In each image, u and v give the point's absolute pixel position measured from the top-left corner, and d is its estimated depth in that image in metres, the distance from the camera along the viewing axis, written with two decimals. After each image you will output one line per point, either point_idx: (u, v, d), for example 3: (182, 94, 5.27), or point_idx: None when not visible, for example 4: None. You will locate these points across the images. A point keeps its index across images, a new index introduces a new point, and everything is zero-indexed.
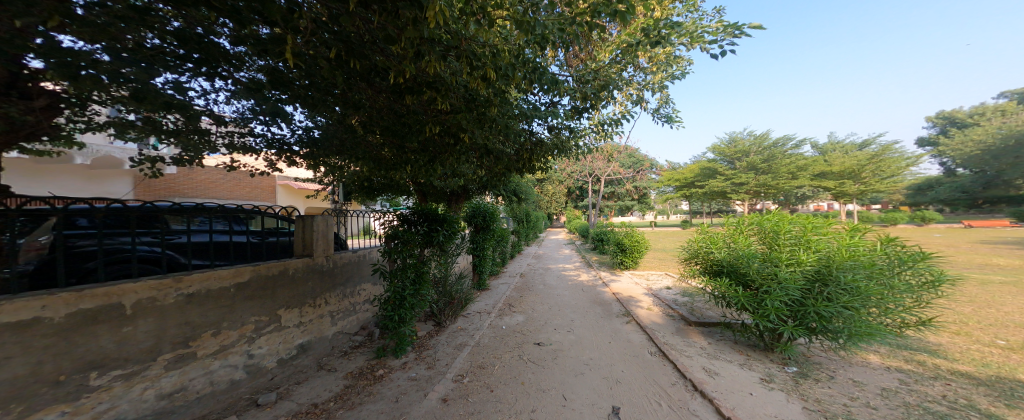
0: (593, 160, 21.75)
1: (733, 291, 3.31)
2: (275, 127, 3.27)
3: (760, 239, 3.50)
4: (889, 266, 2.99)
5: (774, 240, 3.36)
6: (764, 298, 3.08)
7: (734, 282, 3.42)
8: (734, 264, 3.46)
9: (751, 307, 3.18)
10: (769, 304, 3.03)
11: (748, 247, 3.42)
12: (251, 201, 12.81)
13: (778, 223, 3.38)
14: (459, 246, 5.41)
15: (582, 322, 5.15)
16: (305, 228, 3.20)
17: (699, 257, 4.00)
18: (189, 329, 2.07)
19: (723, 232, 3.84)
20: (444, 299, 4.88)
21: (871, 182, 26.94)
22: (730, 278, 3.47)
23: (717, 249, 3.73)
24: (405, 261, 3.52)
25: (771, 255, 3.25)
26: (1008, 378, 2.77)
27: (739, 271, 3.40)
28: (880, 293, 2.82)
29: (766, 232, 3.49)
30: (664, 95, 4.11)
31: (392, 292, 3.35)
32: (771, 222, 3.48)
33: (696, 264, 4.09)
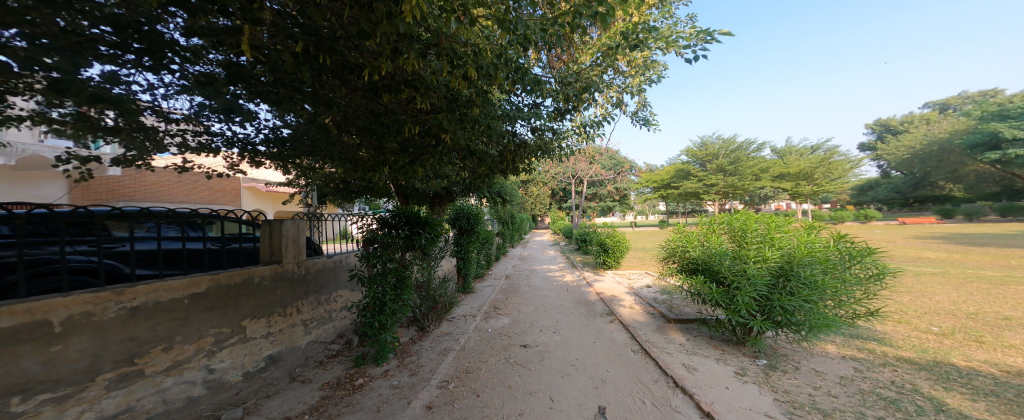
0: (575, 162, 22.16)
1: (707, 288, 3.44)
2: (235, 125, 3.01)
3: (730, 238, 3.63)
4: (845, 262, 3.17)
5: (742, 238, 3.49)
6: (735, 294, 3.21)
7: (708, 279, 3.53)
8: (707, 262, 3.59)
9: (724, 303, 3.31)
10: (740, 301, 3.17)
11: (720, 246, 3.56)
12: (212, 204, 11.88)
13: (746, 222, 3.51)
14: (442, 249, 5.28)
15: (567, 322, 5.19)
16: (273, 233, 2.96)
17: (676, 256, 4.13)
18: (135, 345, 1.84)
19: (697, 231, 3.96)
20: (427, 303, 4.75)
21: (823, 183, 29.38)
22: (704, 276, 3.60)
23: (692, 247, 3.86)
24: (385, 266, 3.36)
25: (741, 252, 3.39)
26: (944, 362, 3.08)
27: (712, 269, 3.53)
28: (836, 287, 3.01)
29: (735, 230, 3.63)
30: (641, 99, 4.19)
31: (371, 298, 3.18)
32: (739, 221, 3.61)
33: (673, 262, 4.23)
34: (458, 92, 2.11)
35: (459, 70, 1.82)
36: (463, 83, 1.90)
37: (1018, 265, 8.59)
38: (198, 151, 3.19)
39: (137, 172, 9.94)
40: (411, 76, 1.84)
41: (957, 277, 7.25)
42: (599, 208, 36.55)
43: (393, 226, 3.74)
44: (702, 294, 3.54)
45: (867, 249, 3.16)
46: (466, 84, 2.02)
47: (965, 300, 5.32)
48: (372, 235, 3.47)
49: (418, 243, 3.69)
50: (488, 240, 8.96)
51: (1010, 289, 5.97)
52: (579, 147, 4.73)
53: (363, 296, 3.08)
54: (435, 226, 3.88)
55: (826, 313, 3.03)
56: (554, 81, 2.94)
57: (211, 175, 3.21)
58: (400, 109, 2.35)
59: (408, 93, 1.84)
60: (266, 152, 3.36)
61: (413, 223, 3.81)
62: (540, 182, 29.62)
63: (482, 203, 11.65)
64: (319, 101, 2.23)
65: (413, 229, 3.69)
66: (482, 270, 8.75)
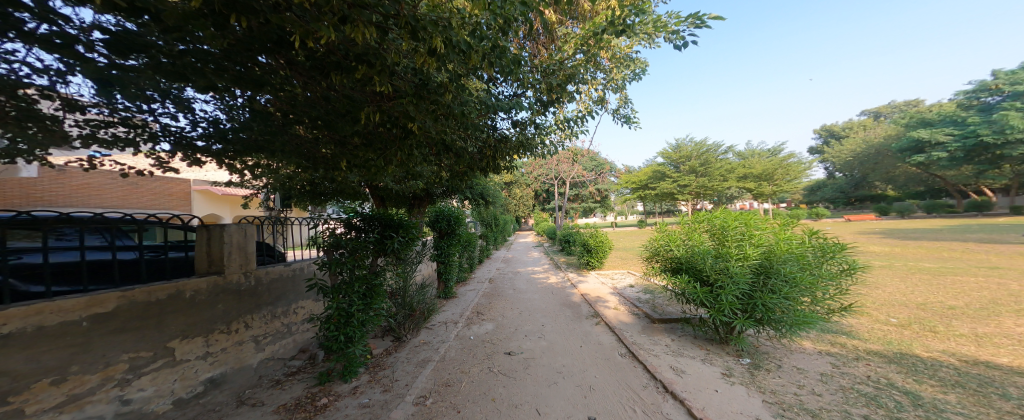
0: (558, 163, 22.65)
1: (692, 287, 3.33)
2: (162, 114, 2.55)
3: (711, 236, 3.52)
4: (824, 257, 3.04)
5: (723, 236, 3.38)
6: (719, 293, 3.12)
7: (691, 278, 3.44)
8: (690, 261, 3.49)
9: (710, 301, 3.19)
10: (724, 299, 3.07)
11: (702, 244, 3.47)
12: (157, 209, 10.62)
13: (726, 220, 3.38)
14: (419, 253, 4.93)
15: (552, 326, 5.03)
16: (211, 239, 2.52)
17: (659, 255, 4.06)
18: (8, 382, 1.41)
19: (679, 230, 3.88)
20: (404, 311, 4.38)
21: (782, 184, 31.68)
22: (688, 275, 3.49)
23: (675, 246, 3.75)
24: (352, 273, 2.98)
25: (722, 250, 3.29)
26: (909, 354, 3.22)
27: (695, 268, 3.41)
28: (816, 284, 2.93)
29: (715, 228, 3.51)
30: (623, 96, 4.10)
31: (335, 310, 2.81)
32: (718, 219, 3.50)
33: (657, 262, 4.16)
34: (427, 75, 1.81)
35: (421, 46, 1.52)
36: (428, 64, 1.61)
37: (951, 256, 9.54)
38: (117, 146, 2.68)
39: (57, 174, 8.58)
40: (362, 48, 1.52)
41: (903, 269, 7.89)
42: (579, 209, 37.01)
43: (362, 228, 3.36)
44: (686, 293, 3.44)
45: (839, 245, 3.07)
46: (434, 64, 1.72)
47: (914, 291, 5.74)
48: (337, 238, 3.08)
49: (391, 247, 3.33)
50: (470, 242, 8.64)
51: (948, 279, 6.55)
52: (563, 145, 4.57)
53: (323, 308, 2.70)
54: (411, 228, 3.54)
55: (807, 309, 2.96)
56: (535, 71, 2.73)
57: (132, 173, 2.69)
58: (362, 95, 2.04)
59: (361, 70, 1.51)
60: (206, 149, 2.89)
61: (387, 225, 3.47)
62: (520, 183, 29.49)
63: (462, 205, 11.28)
64: (256, 83, 1.87)
65: (386, 231, 3.33)
66: (463, 274, 8.40)
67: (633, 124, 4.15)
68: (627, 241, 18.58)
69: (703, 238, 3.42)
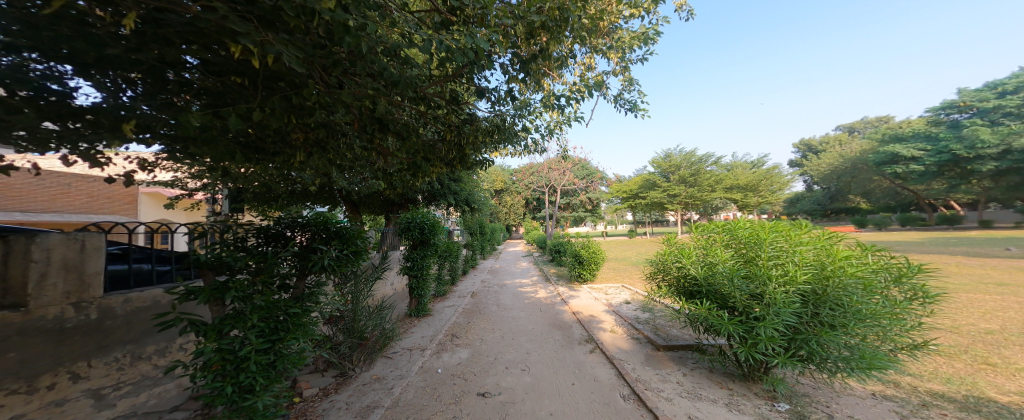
0: (550, 171, 22.36)
1: (715, 315, 2.59)
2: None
3: (737, 252, 2.77)
4: (901, 280, 2.24)
5: (753, 252, 2.62)
6: (755, 326, 2.39)
7: (715, 305, 2.70)
8: (708, 282, 2.76)
9: (743, 334, 2.45)
10: (762, 332, 2.33)
11: (727, 262, 2.73)
12: (94, 215, 9.31)
13: (759, 232, 2.62)
14: (376, 269, 4.13)
15: (539, 356, 4.20)
16: (9, 253, 1.66)
17: (669, 273, 3.32)
18: None
19: (694, 243, 3.16)
20: (352, 340, 3.52)
21: (766, 196, 32.52)
22: (709, 300, 2.77)
23: (689, 264, 3.02)
24: (246, 301, 2.03)
25: (754, 270, 2.54)
26: (986, 399, 2.55)
27: (718, 291, 2.68)
28: (888, 315, 2.18)
29: (742, 242, 2.76)
30: (626, 77, 3.49)
31: (217, 353, 1.89)
32: (747, 230, 2.74)
33: (666, 281, 3.43)
34: None
35: None
36: None
37: (948, 270, 9.29)
38: None
39: None
40: None
41: None
42: (569, 219, 36.62)
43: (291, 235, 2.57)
44: (707, 321, 2.71)
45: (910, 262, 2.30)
46: None
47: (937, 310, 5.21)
48: (241, 245, 2.24)
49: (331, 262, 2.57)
50: (451, 252, 7.76)
51: (963, 297, 6.11)
52: (553, 137, 3.90)
53: (190, 351, 1.78)
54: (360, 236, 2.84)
55: (875, 347, 2.21)
56: (512, 12, 1.97)
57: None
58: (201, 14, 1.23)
59: None
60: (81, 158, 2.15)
61: (326, 232, 2.74)
62: (510, 190, 28.93)
63: (445, 212, 10.42)
64: None
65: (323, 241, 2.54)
66: (442, 288, 7.50)
67: (637, 112, 3.49)
68: (618, 252, 17.96)
69: (726, 254, 2.69)
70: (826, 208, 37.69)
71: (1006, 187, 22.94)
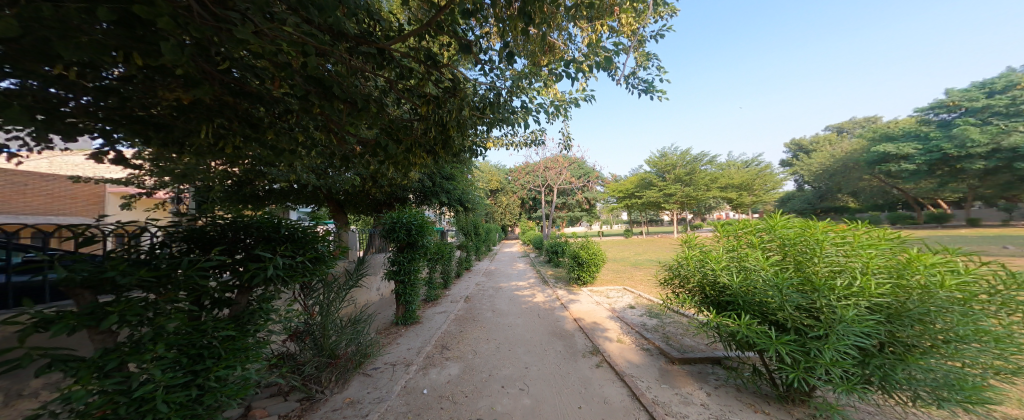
0: (546, 169, 22.00)
1: (758, 331, 2.12)
2: None
3: (782, 257, 2.31)
4: (1001, 293, 1.80)
5: (805, 257, 2.16)
6: (814, 346, 1.94)
7: (758, 319, 2.24)
8: (746, 291, 2.30)
9: (796, 356, 1.99)
10: (822, 355, 1.88)
11: (772, 268, 2.26)
12: (58, 218, 8.66)
13: (813, 233, 2.16)
14: (351, 275, 3.65)
15: (542, 373, 3.71)
16: None
17: (694, 280, 2.85)
18: None
19: (725, 247, 2.69)
20: (321, 359, 3.01)
21: (760, 194, 32.71)
22: (748, 313, 2.30)
23: (719, 270, 2.54)
24: (147, 331, 1.52)
25: (809, 278, 2.09)
26: None
27: (759, 302, 2.21)
28: (990, 335, 1.73)
29: (787, 244, 2.30)
30: (641, 53, 3.17)
31: (108, 395, 1.45)
32: (794, 230, 2.28)
33: (689, 289, 2.96)
34: None
35: None
36: None
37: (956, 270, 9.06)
38: None
39: None
40: None
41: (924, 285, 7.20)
42: (565, 219, 36.30)
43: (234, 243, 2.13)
44: (746, 339, 2.24)
45: (1006, 269, 1.88)
46: None
47: None
48: (163, 251, 1.80)
49: (283, 274, 2.11)
50: (443, 254, 7.26)
51: None
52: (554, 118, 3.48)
53: (56, 397, 1.30)
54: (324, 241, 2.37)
55: (972, 373, 1.77)
56: None
57: None
58: None
59: None
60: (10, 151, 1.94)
61: (279, 235, 2.27)
62: (505, 190, 28.59)
63: (438, 211, 9.90)
64: None
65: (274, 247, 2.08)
66: (433, 293, 6.98)
67: (653, 91, 3.22)
68: (616, 252, 17.57)
69: (769, 259, 2.24)
70: (819, 207, 38.00)
71: (995, 186, 23.20)
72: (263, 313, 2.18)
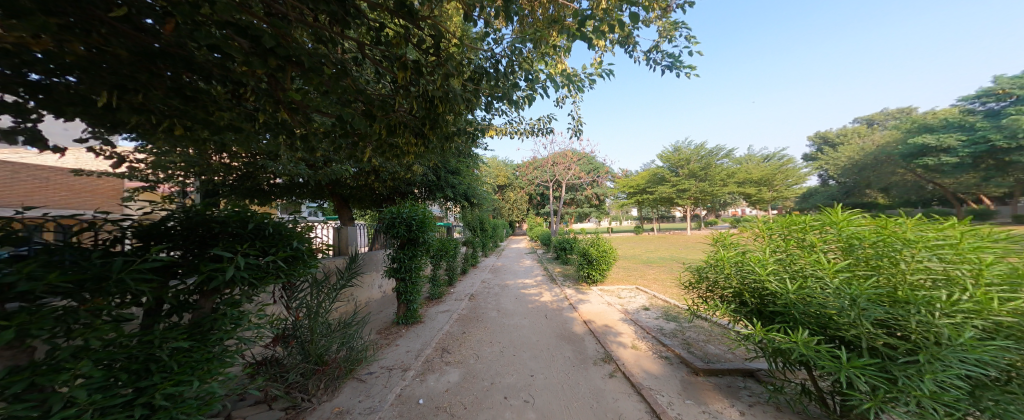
0: (555, 164, 21.50)
1: (823, 351, 1.74)
2: None
3: (851, 261, 1.91)
4: None
5: (887, 262, 1.76)
6: (907, 375, 1.56)
7: (822, 337, 1.86)
8: (805, 302, 1.91)
9: (874, 384, 1.62)
10: (915, 385, 1.52)
11: (839, 275, 1.87)
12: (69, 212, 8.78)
13: (895, 233, 1.77)
14: (344, 273, 3.41)
15: (558, 382, 3.42)
16: None
17: (733, 286, 2.47)
18: None
19: (773, 249, 2.31)
20: (307, 364, 2.78)
21: (781, 190, 31.21)
22: (804, 328, 1.93)
23: (768, 276, 2.16)
24: (70, 348, 1.27)
25: (894, 289, 1.70)
26: None
27: (823, 315, 1.83)
28: None
29: (858, 246, 1.90)
30: (669, 19, 2.83)
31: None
32: (867, 229, 1.89)
33: (726, 296, 2.58)
34: None
35: None
36: None
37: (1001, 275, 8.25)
38: None
39: None
40: None
41: None
42: (575, 215, 35.68)
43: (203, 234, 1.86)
44: (803, 359, 1.86)
45: None
46: None
47: None
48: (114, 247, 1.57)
49: (252, 276, 1.82)
50: (447, 250, 7.01)
51: None
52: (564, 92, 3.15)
53: None
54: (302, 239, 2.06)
55: None
56: None
57: None
58: None
59: None
60: None
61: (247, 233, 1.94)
62: (513, 185, 28.22)
63: (443, 207, 9.67)
64: None
65: (238, 243, 1.78)
66: (437, 290, 6.75)
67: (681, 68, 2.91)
68: (627, 250, 16.93)
69: (837, 264, 1.86)
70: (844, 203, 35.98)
71: None
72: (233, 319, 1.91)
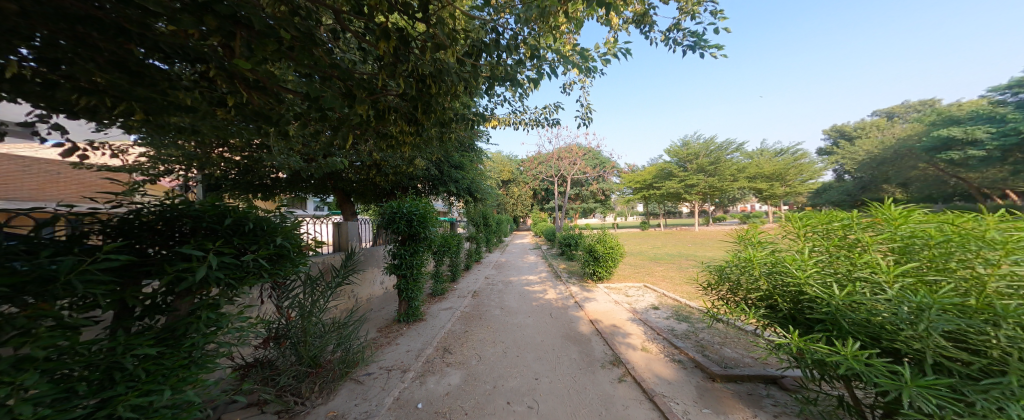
0: (561, 159, 21.16)
1: (878, 366, 1.50)
2: None
3: (916, 263, 1.67)
4: None
5: (966, 267, 1.51)
6: (986, 396, 1.35)
7: (874, 347, 1.63)
8: (855, 309, 1.68)
9: (939, 405, 1.38)
10: (998, 410, 1.30)
11: (897, 279, 1.64)
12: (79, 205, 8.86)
13: (971, 232, 1.54)
14: (341, 271, 3.27)
15: (570, 385, 3.26)
16: None
17: (769, 293, 2.26)
18: None
19: (815, 250, 2.11)
20: (299, 366, 2.65)
21: (794, 185, 30.30)
22: (851, 338, 1.70)
23: (806, 279, 1.92)
24: (12, 360, 1.10)
25: (970, 296, 1.48)
26: None
27: (876, 325, 1.59)
28: None
29: (922, 245, 1.66)
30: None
31: None
32: (931, 227, 1.67)
33: (759, 301, 2.37)
34: None
35: None
36: None
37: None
38: None
39: None
40: None
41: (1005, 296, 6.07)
42: (581, 210, 35.32)
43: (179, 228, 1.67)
44: (849, 373, 1.62)
45: None
46: None
47: None
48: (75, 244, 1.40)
49: (229, 274, 1.62)
50: (450, 246, 6.85)
51: None
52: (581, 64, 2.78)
53: None
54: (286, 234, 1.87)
55: None
56: None
57: None
58: None
59: None
60: None
61: (226, 228, 1.73)
62: (518, 180, 28.01)
63: (447, 201, 9.51)
64: None
65: (212, 240, 1.58)
66: (440, 287, 6.61)
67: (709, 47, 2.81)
68: (634, 246, 16.54)
69: (899, 266, 1.61)
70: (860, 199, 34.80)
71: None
72: (215, 322, 1.72)
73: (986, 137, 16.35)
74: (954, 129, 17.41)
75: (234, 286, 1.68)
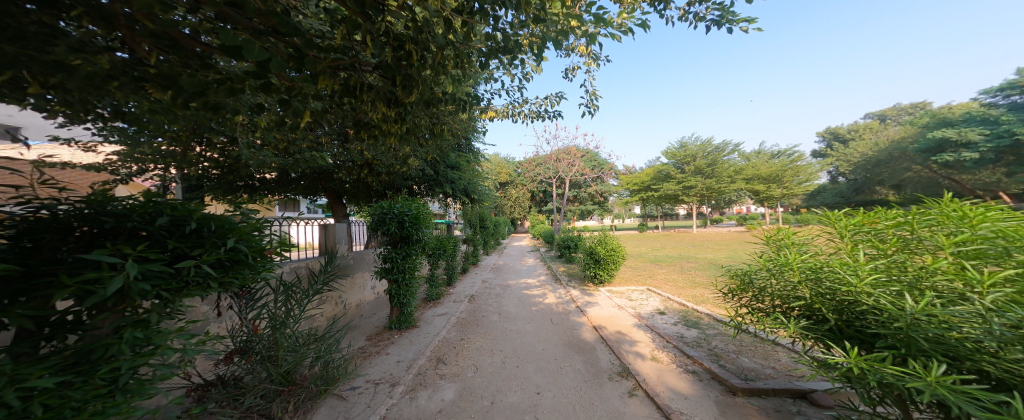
0: (559, 160, 20.90)
1: (978, 396, 1.20)
2: None
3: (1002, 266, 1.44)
4: None
5: None
6: None
7: (962, 370, 1.35)
8: (936, 325, 1.40)
9: None
10: None
11: (986, 287, 1.38)
12: None
13: None
14: (321, 275, 2.95)
15: (578, 401, 2.96)
16: None
17: (810, 301, 1.98)
18: None
19: (866, 254, 1.86)
20: (269, 386, 2.32)
21: (791, 186, 30.24)
22: (931, 359, 1.42)
23: (865, 288, 1.65)
24: None
25: None
26: None
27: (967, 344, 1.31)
28: None
29: (1008, 248, 1.43)
30: None
31: None
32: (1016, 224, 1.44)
33: (796, 310, 2.09)
34: None
35: None
36: None
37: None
38: None
39: None
40: None
41: None
42: (579, 212, 35.09)
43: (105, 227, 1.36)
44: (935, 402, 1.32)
45: None
46: None
47: None
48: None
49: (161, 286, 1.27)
50: (446, 249, 6.54)
51: None
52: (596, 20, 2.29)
53: None
54: (240, 235, 1.54)
55: None
56: None
57: None
58: None
59: None
60: None
61: (160, 228, 1.36)
62: (516, 183, 27.81)
63: (443, 203, 9.20)
64: None
65: (138, 242, 1.25)
66: (434, 292, 6.29)
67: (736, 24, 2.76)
68: (633, 249, 16.27)
69: (991, 274, 1.36)
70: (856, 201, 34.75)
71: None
72: (146, 343, 1.35)
73: (980, 140, 15.84)
74: (948, 130, 17.18)
75: (170, 300, 1.32)
